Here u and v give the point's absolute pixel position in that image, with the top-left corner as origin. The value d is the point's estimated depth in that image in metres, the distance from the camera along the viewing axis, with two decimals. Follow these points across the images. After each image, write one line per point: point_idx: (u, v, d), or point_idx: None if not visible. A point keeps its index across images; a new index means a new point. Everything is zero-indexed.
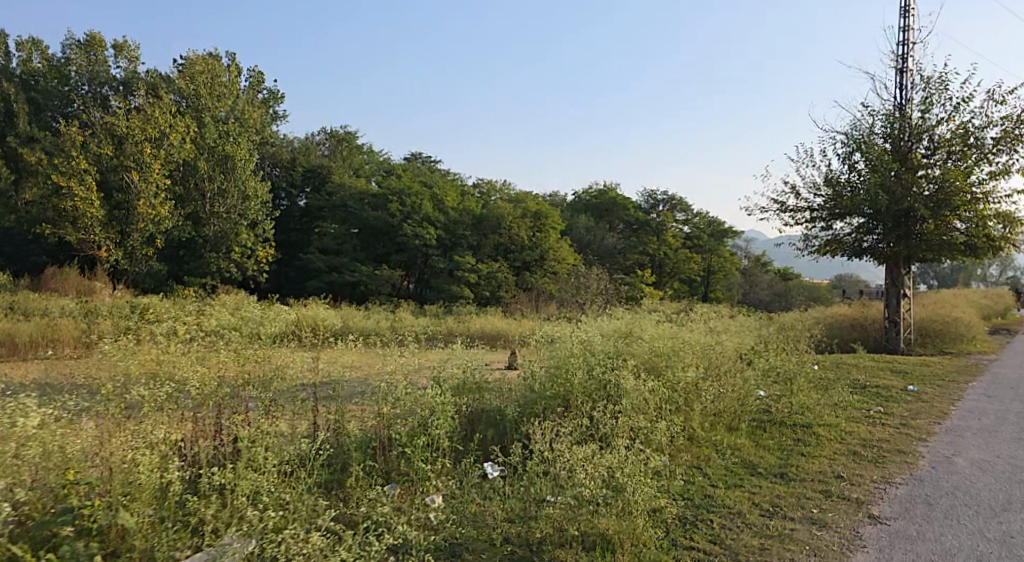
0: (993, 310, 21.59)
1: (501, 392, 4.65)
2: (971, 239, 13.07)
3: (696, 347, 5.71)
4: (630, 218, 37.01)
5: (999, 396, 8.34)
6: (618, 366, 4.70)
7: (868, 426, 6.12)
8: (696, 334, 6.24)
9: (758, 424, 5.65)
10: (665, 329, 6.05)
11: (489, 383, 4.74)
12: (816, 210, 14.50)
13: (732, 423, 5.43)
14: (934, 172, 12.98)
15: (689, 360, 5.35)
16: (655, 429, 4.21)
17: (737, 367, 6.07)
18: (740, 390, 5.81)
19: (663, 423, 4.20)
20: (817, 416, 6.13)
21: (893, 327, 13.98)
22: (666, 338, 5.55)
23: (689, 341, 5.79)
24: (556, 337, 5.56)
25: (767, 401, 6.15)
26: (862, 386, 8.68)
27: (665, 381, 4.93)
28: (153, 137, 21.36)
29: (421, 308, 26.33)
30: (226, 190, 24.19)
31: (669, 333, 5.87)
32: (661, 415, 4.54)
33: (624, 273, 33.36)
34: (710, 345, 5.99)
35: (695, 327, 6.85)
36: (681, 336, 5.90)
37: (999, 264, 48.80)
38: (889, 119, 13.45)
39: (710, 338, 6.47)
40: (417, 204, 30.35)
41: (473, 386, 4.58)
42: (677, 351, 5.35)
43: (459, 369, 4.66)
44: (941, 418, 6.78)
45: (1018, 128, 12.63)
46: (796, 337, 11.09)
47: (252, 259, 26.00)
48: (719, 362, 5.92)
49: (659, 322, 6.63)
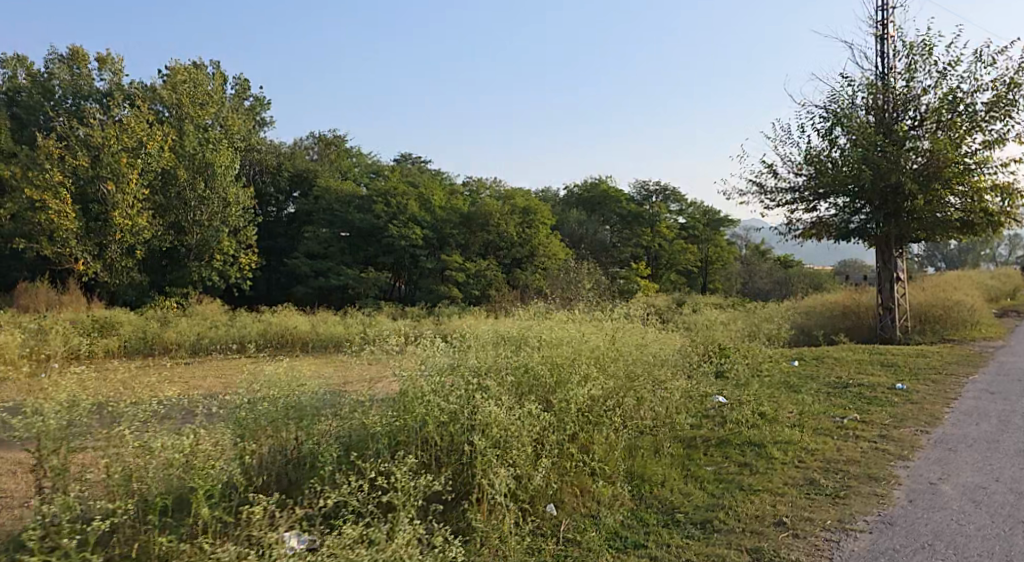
0: (1000, 291, 20.49)
1: (330, 424, 3.55)
2: (968, 215, 11.90)
3: (613, 350, 4.59)
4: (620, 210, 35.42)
5: (1003, 392, 7.18)
6: (488, 389, 3.59)
7: (837, 441, 4.98)
8: (620, 332, 5.11)
9: (692, 445, 4.53)
10: (579, 328, 4.92)
11: (316, 411, 3.66)
12: (798, 191, 13.36)
13: (655, 441, 4.32)
14: (922, 144, 11.80)
15: (597, 369, 4.23)
16: (499, 480, 3.08)
17: (671, 371, 4.94)
18: (671, 401, 4.70)
19: (504, 471, 3.08)
20: (773, 429, 5.00)
21: (887, 315, 12.81)
22: (572, 339, 4.43)
23: (605, 340, 4.68)
24: (434, 342, 4.44)
25: (707, 420, 5.02)
26: (842, 386, 7.54)
27: (553, 400, 3.79)
28: (130, 147, 20.48)
29: (405, 310, 25.24)
30: (207, 198, 22.67)
31: (580, 329, 4.76)
32: (538, 454, 3.45)
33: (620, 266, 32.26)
34: (637, 346, 4.87)
35: (630, 325, 5.74)
36: (596, 334, 4.78)
37: (1006, 243, 47.54)
38: (871, 89, 12.29)
39: (640, 335, 5.31)
40: (403, 205, 29.40)
41: (294, 414, 3.60)
42: (581, 356, 4.23)
43: (276, 396, 3.66)
44: (929, 425, 5.64)
45: (1013, 92, 11.45)
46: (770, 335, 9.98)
47: (235, 267, 24.94)
48: (646, 367, 4.75)
49: (580, 320, 5.53)
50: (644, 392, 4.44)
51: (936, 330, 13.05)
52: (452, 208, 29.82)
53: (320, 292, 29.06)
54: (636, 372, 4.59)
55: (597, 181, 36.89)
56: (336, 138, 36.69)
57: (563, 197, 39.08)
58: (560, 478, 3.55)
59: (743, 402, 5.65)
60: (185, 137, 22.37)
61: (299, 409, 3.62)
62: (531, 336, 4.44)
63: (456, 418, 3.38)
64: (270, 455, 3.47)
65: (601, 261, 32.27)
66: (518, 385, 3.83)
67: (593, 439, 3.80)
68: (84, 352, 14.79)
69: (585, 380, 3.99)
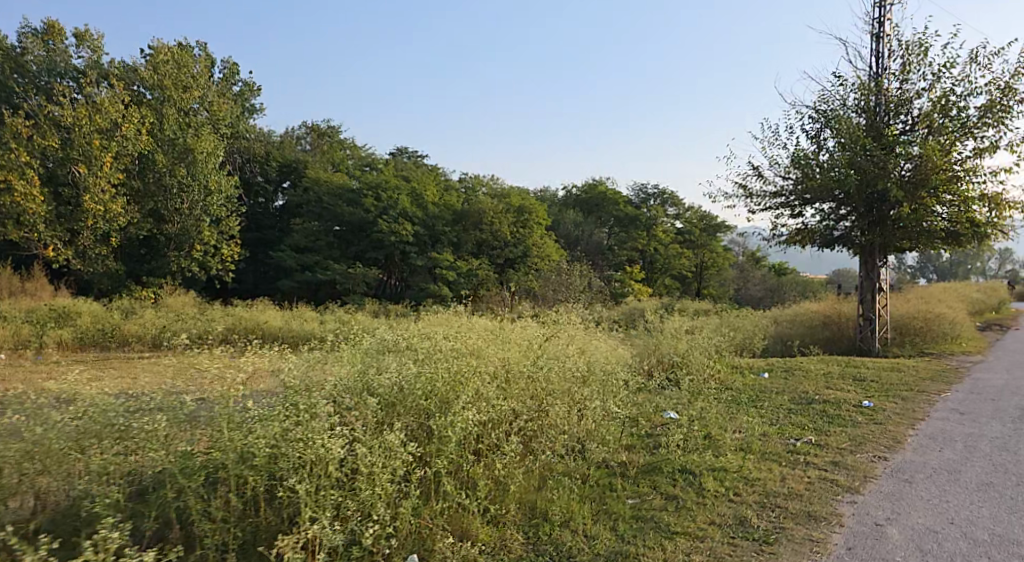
0: (986, 305, 20.19)
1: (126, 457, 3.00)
2: (954, 225, 11.39)
3: (521, 367, 4.11)
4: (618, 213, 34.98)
5: (974, 414, 6.71)
6: (338, 422, 3.11)
7: (782, 468, 4.48)
8: (536, 347, 4.66)
9: (613, 472, 4.05)
10: (490, 341, 4.45)
11: (115, 432, 3.09)
12: (784, 196, 12.86)
13: (568, 466, 3.83)
14: (913, 150, 11.26)
15: (497, 389, 3.77)
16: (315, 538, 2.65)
17: (590, 389, 4.48)
18: (589, 421, 4.23)
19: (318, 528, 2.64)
20: (711, 456, 4.51)
21: (868, 326, 12.35)
22: (470, 356, 3.96)
23: (512, 354, 4.22)
24: (318, 357, 3.98)
25: (638, 446, 4.53)
26: (805, 403, 7.05)
27: (433, 425, 3.28)
28: (105, 128, 19.70)
29: (388, 307, 24.68)
30: (188, 185, 22.07)
31: (487, 343, 4.29)
32: (394, 493, 2.95)
33: (613, 269, 31.78)
34: (552, 362, 4.41)
35: (558, 338, 5.31)
36: (505, 348, 4.33)
37: (1000, 257, 47.57)
38: (863, 90, 11.78)
39: (574, 353, 4.83)
40: (396, 199, 28.46)
41: (86, 444, 3.04)
42: (477, 375, 3.75)
43: (74, 421, 3.10)
44: (888, 451, 5.15)
45: (1007, 97, 10.95)
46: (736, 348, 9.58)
47: (216, 258, 24.28)
48: (567, 385, 4.26)
49: (500, 331, 5.08)
50: (555, 411, 3.96)
51: (916, 344, 12.61)
52: (444, 204, 29.21)
53: (307, 286, 28.36)
54: (549, 390, 4.12)
55: (595, 183, 36.51)
56: (330, 129, 35.96)
57: (560, 197, 38.53)
58: (431, 517, 3.05)
59: (686, 423, 5.19)
60: (165, 121, 21.81)
61: (74, 432, 3.05)
62: (425, 349, 3.98)
63: (300, 448, 2.88)
64: (53, 492, 2.93)
65: (595, 263, 31.63)
66: (394, 408, 3.35)
67: (480, 474, 3.30)
68: (33, 343, 14.07)
69: (474, 402, 3.50)
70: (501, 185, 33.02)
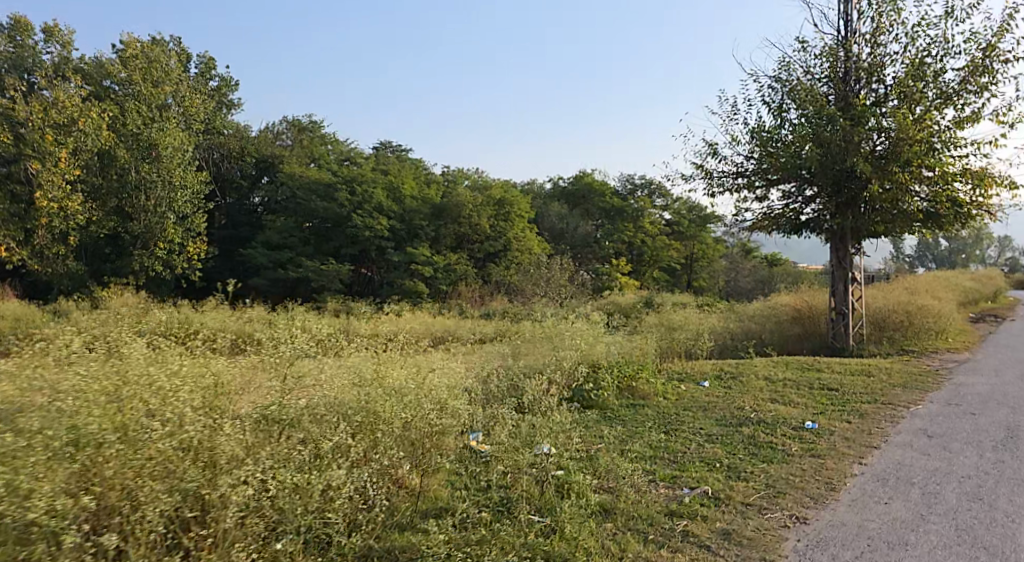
0: (979, 293, 18.86)
1: None
2: (934, 206, 9.95)
3: (155, 423, 2.58)
4: (606, 205, 33.42)
5: (944, 436, 5.25)
6: None
7: (641, 549, 3.11)
8: (258, 386, 3.23)
9: None
10: (164, 374, 2.97)
11: None
12: (745, 176, 11.26)
13: None
14: (885, 122, 9.75)
15: (47, 484, 2.22)
16: None
17: (318, 444, 2.93)
18: (305, 506, 2.67)
19: None
20: (550, 535, 3.13)
21: (840, 321, 10.94)
22: (43, 411, 2.49)
23: (164, 398, 2.75)
24: None
25: (445, 522, 3.18)
26: (729, 424, 5.62)
27: None
28: (58, 123, 17.39)
29: (357, 305, 23.04)
30: (152, 182, 19.67)
31: (143, 378, 2.83)
32: None
33: (601, 263, 30.60)
34: (255, 409, 2.99)
35: (346, 364, 3.92)
36: (167, 384, 2.83)
37: (995, 245, 46.81)
38: (828, 54, 10.22)
39: (351, 394, 3.42)
40: (369, 192, 26.50)
41: None
42: (22, 460, 2.27)
43: None
44: (799, 508, 3.66)
45: (990, 59, 9.48)
46: (671, 359, 8.29)
47: (183, 256, 21.35)
48: (273, 449, 2.79)
49: (262, 364, 3.70)
50: (172, 505, 2.39)
51: (895, 339, 11.20)
52: (422, 197, 27.32)
53: (279, 284, 26.34)
54: (209, 453, 2.59)
55: (583, 172, 34.97)
56: (312, 125, 33.18)
57: (546, 189, 36.83)
58: None
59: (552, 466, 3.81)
60: (127, 114, 19.29)
61: None
62: None
63: None
64: None
65: (579, 257, 31.11)
66: None
67: None
68: None
69: None
70: (484, 177, 31.32)
